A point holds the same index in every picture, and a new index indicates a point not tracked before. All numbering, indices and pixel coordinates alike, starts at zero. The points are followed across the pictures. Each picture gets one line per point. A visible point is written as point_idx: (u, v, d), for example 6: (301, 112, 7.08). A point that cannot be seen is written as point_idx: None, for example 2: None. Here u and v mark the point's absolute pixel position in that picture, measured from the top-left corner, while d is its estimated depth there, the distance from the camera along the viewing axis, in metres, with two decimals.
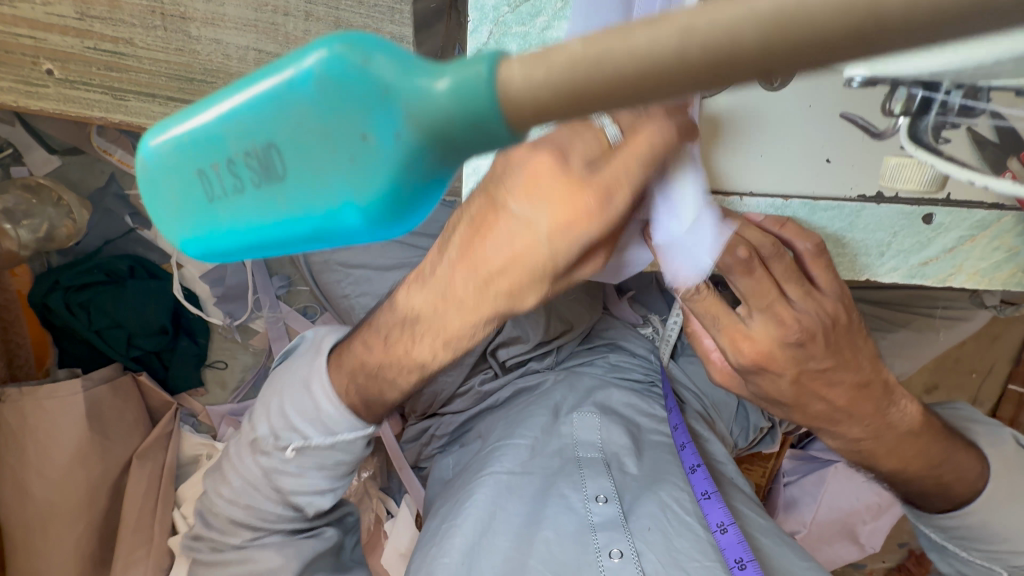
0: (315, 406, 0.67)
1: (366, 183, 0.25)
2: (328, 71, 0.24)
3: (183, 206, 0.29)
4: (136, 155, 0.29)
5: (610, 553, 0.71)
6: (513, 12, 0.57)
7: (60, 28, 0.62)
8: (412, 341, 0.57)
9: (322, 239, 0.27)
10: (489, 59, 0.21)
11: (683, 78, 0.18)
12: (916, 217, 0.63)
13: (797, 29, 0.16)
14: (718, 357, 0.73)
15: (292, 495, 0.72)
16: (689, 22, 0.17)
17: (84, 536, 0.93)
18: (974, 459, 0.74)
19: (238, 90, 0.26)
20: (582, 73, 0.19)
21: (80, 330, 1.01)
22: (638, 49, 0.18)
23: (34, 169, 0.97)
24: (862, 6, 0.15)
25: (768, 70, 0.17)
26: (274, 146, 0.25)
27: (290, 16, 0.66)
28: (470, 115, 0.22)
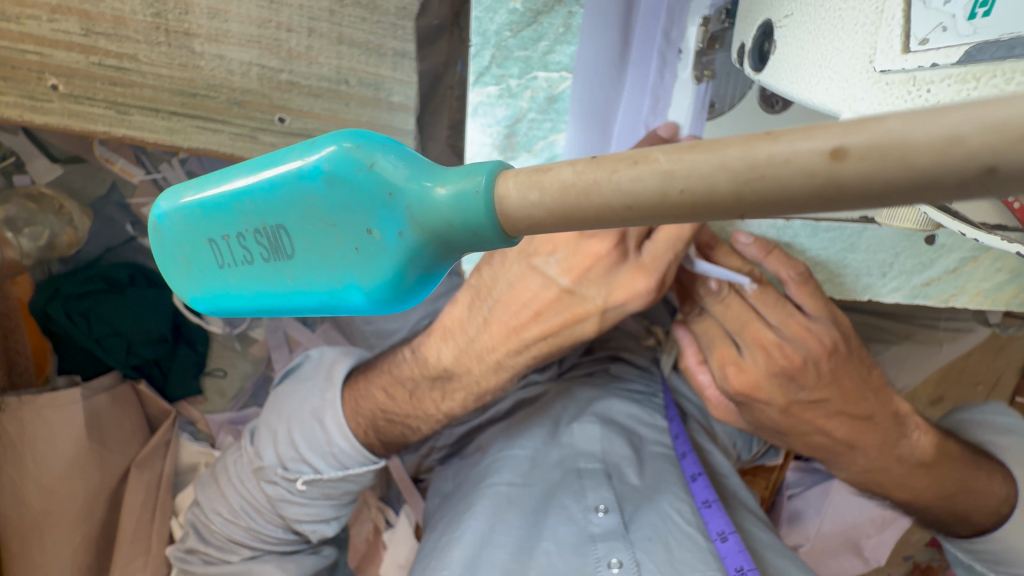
0: (327, 441, 0.73)
1: (369, 272, 0.26)
2: (336, 168, 0.26)
3: (193, 269, 0.31)
4: (150, 218, 0.31)
5: (609, 563, 0.71)
6: (515, 37, 0.57)
7: (65, 44, 0.62)
8: (450, 394, 0.69)
9: (326, 312, 0.29)
10: (486, 173, 0.23)
11: (662, 214, 0.19)
12: (917, 239, 0.63)
13: (764, 187, 0.17)
14: (712, 391, 0.73)
15: (297, 522, 0.77)
16: (669, 166, 0.18)
17: (82, 546, 0.93)
18: (998, 484, 0.73)
19: (251, 172, 0.28)
20: (574, 199, 0.20)
21: (80, 338, 1.02)
22: (624, 187, 0.19)
23: (37, 177, 0.97)
24: (823, 174, 0.16)
25: (744, 215, 0.18)
26: (284, 229, 0.27)
27: (294, 32, 0.66)
28: (469, 223, 0.23)
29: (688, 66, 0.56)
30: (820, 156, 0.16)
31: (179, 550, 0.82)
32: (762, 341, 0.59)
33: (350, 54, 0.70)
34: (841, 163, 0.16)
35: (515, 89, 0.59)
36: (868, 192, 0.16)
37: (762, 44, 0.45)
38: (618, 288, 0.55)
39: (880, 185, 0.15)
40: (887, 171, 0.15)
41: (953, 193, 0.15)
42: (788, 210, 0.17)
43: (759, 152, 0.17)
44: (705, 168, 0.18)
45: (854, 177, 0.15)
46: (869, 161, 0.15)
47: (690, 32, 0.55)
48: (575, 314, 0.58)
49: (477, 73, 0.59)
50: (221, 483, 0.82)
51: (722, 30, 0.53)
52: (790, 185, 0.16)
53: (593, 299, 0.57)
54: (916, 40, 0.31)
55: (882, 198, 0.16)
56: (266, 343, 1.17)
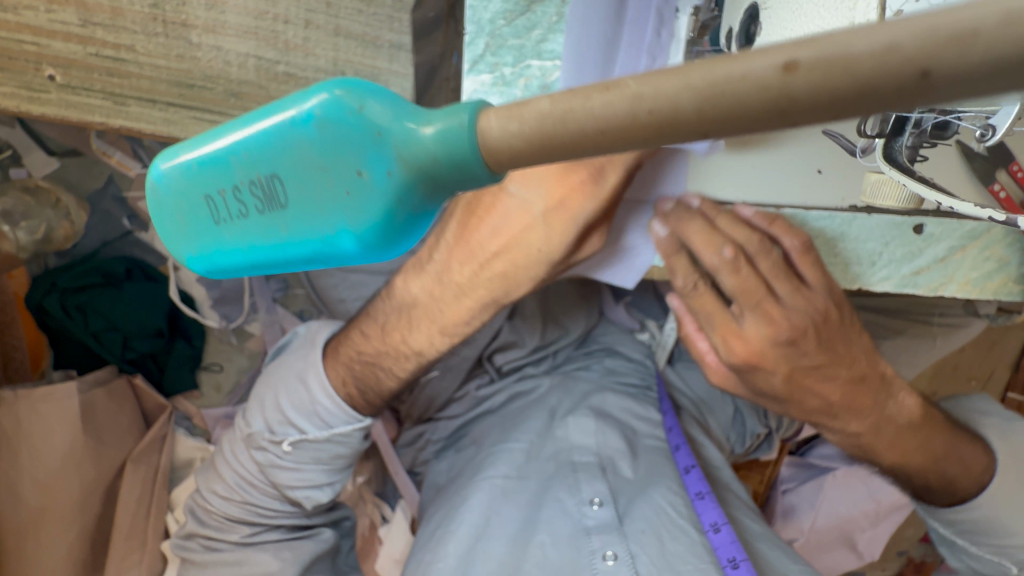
0: (312, 400, 0.74)
1: (360, 214, 0.27)
2: (327, 113, 0.26)
3: (190, 226, 0.31)
4: (148, 179, 0.32)
5: (604, 556, 0.72)
6: (509, 25, 0.58)
7: (63, 35, 0.62)
8: (416, 325, 0.69)
9: (320, 261, 0.29)
10: (470, 111, 0.24)
11: (633, 138, 0.20)
12: (906, 227, 0.64)
13: (725, 102, 0.18)
14: (712, 359, 0.73)
15: (290, 489, 0.77)
16: (639, 90, 0.19)
17: (77, 540, 0.93)
18: (980, 454, 0.75)
19: (245, 125, 0.28)
20: (551, 128, 0.21)
21: (76, 332, 1.02)
22: (597, 114, 0.20)
23: (34, 169, 0.98)
24: (777, 88, 0.17)
25: (707, 134, 0.19)
26: (277, 177, 0.28)
27: (290, 24, 0.67)
28: (456, 159, 0.24)
29: (679, 54, 0.58)
30: (774, 70, 0.17)
31: (178, 535, 0.81)
32: (768, 313, 0.60)
33: (347, 46, 0.70)
34: (792, 76, 0.16)
35: (509, 77, 0.60)
36: (818, 103, 0.17)
37: (749, 26, 0.46)
38: (561, 196, 0.56)
39: (828, 95, 0.16)
40: (834, 82, 0.16)
41: (894, 100, 0.16)
42: (746, 128, 0.18)
43: (719, 70, 0.17)
44: (671, 89, 0.18)
45: (803, 90, 0.16)
46: (817, 73, 0.16)
47: (682, 21, 0.57)
48: (524, 228, 0.58)
49: (471, 61, 0.59)
50: (217, 463, 0.82)
51: (712, 18, 0.56)
52: (748, 100, 0.17)
53: (536, 203, 0.57)
54: (892, 11, 0.32)
55: (831, 110, 0.17)
56: (262, 338, 1.17)
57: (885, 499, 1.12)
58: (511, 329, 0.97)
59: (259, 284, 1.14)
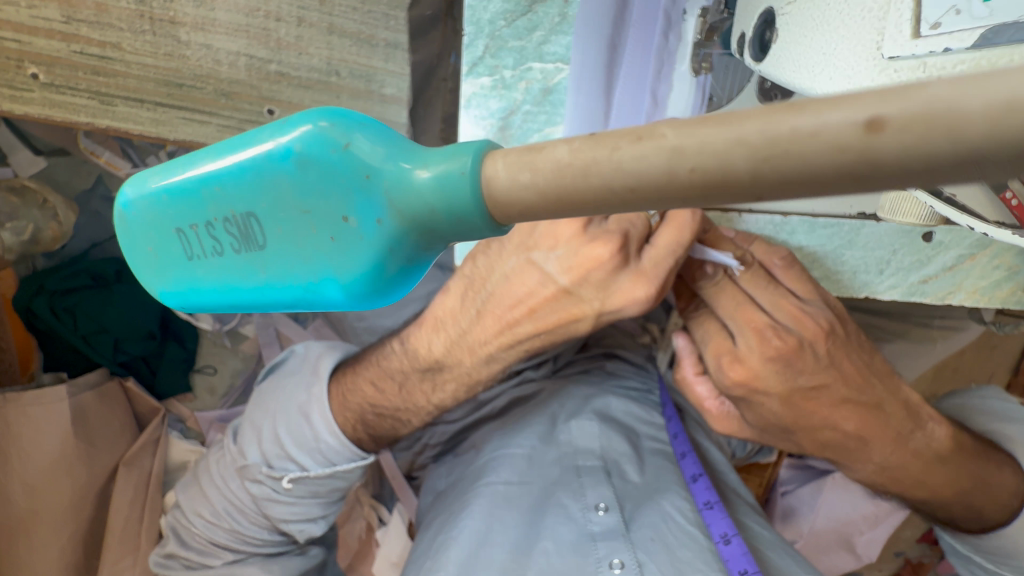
0: (314, 437, 0.72)
1: (347, 263, 0.25)
2: (309, 149, 0.25)
3: (161, 261, 0.30)
4: (113, 206, 0.30)
5: (610, 564, 0.70)
6: (510, 27, 0.56)
7: (45, 31, 0.60)
8: (441, 386, 0.67)
9: (301, 306, 0.28)
10: (472, 154, 0.22)
11: (671, 195, 0.18)
12: (915, 235, 0.63)
13: (787, 165, 0.16)
14: (712, 404, 0.69)
15: (284, 522, 0.76)
16: (678, 142, 0.17)
17: (69, 547, 0.90)
18: (1011, 479, 0.72)
19: (218, 156, 0.27)
20: (569, 182, 0.20)
21: (65, 335, 1.00)
22: (626, 167, 0.18)
23: (19, 169, 0.95)
24: (856, 148, 0.15)
25: (761, 195, 0.17)
26: (255, 216, 0.26)
27: (283, 21, 0.65)
28: (452, 208, 0.23)
29: (686, 58, 0.56)
30: (854, 128, 0.15)
31: (158, 556, 0.80)
32: (755, 323, 0.56)
33: (341, 45, 0.68)
34: (877, 135, 0.15)
35: (509, 81, 0.58)
36: (906, 165, 0.15)
37: (763, 32, 0.44)
38: (616, 295, 0.53)
39: (920, 159, 0.15)
40: (931, 142, 0.14)
41: (1001, 166, 0.14)
42: (813, 190, 0.17)
43: (782, 125, 0.16)
44: (721, 143, 0.17)
45: (889, 151, 0.15)
46: (909, 132, 0.14)
47: (688, 23, 0.55)
48: (571, 314, 0.55)
49: (470, 63, 0.57)
50: (203, 484, 0.80)
51: (721, 21, 0.54)
52: (818, 160, 0.16)
53: (589, 301, 0.54)
54: (928, 24, 0.30)
55: (921, 174, 0.15)
56: (256, 340, 1.15)
57: (884, 504, 1.10)
58: None
59: None
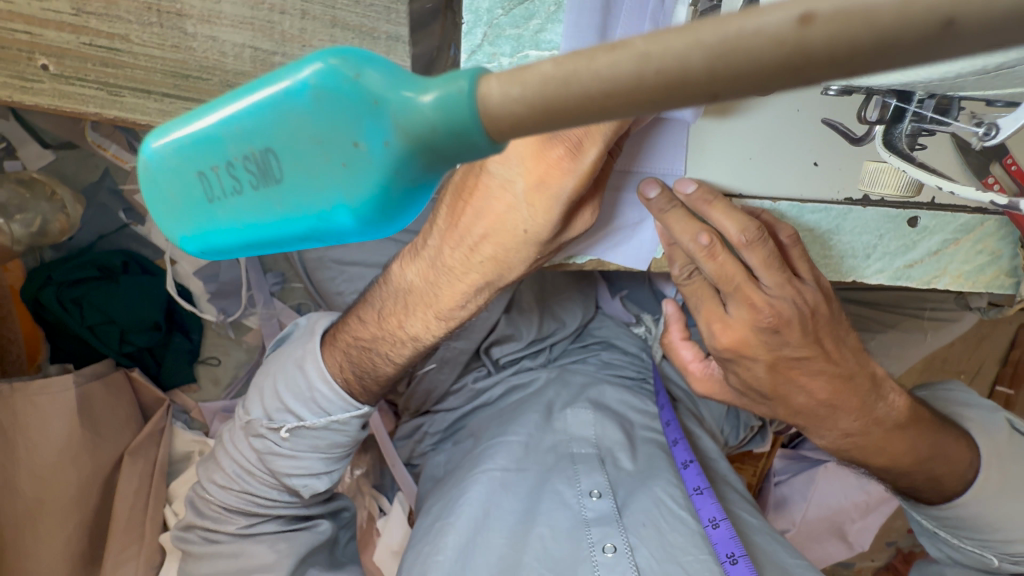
0: (308, 386, 0.74)
1: (357, 188, 0.27)
2: (322, 82, 0.27)
3: (184, 207, 0.32)
4: (137, 156, 0.32)
5: (603, 548, 0.72)
6: (507, 15, 0.58)
7: (56, 24, 0.62)
8: (412, 311, 0.68)
9: (317, 236, 0.30)
10: (469, 77, 0.23)
11: (636, 100, 0.19)
12: (900, 220, 0.64)
13: (736, 62, 0.18)
14: (696, 367, 0.74)
15: (287, 477, 0.77)
16: (646, 48, 0.19)
17: (75, 534, 0.92)
18: (965, 450, 0.75)
19: (238, 98, 0.28)
20: (553, 90, 0.20)
21: (73, 325, 1.02)
22: (603, 74, 0.20)
23: (28, 163, 0.97)
24: (790, 43, 0.17)
25: (716, 95, 0.19)
26: (272, 151, 0.28)
27: (287, 14, 0.67)
28: (454, 125, 0.24)
29: None
30: (790, 24, 0.17)
31: (179, 527, 0.82)
32: (752, 301, 0.58)
33: (343, 37, 0.70)
34: (808, 28, 0.17)
35: (507, 68, 0.59)
36: (834, 55, 0.17)
37: None
38: (531, 159, 0.52)
39: (845, 47, 0.17)
40: (851, 33, 0.16)
41: (906, 56, 0.17)
42: (759, 87, 0.18)
43: (730, 26, 0.17)
44: (679, 47, 0.18)
45: (818, 42, 0.17)
46: (834, 25, 0.16)
47: (679, 11, 0.58)
48: (497, 198, 0.56)
49: (470, 50, 0.60)
50: (217, 453, 0.82)
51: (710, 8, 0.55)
52: (762, 55, 0.17)
53: (513, 178, 0.54)
54: None
55: (846, 66, 0.17)
56: (260, 331, 1.17)
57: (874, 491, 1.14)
58: (508, 323, 0.97)
59: (257, 276, 1.13)
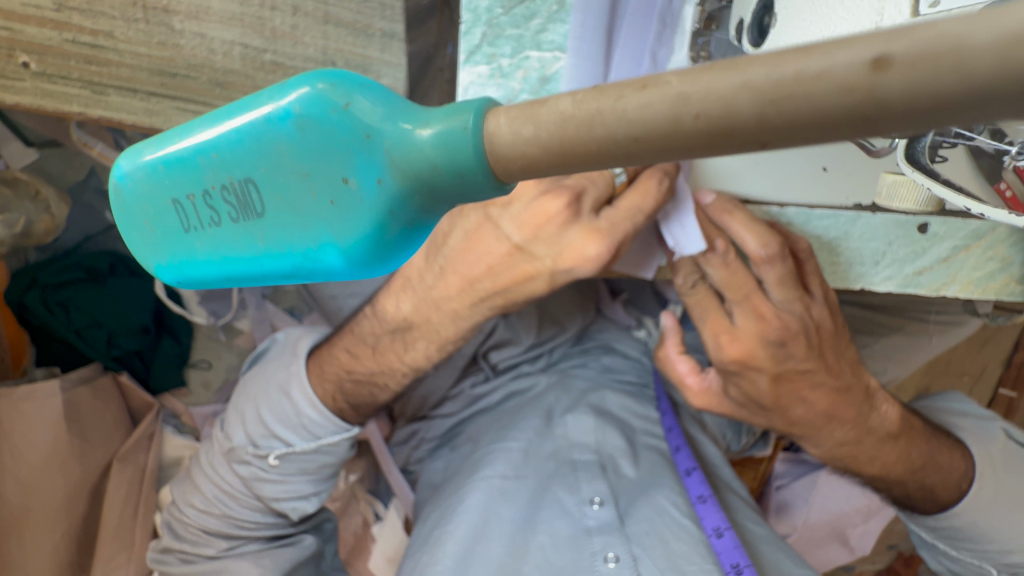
0: (297, 412, 0.73)
1: (347, 227, 0.25)
2: (307, 110, 0.25)
3: (159, 234, 0.31)
4: (110, 177, 0.31)
5: (605, 558, 0.71)
6: (507, 14, 0.56)
7: (37, 19, 0.58)
8: (412, 345, 0.68)
9: (300, 276, 0.28)
10: (475, 112, 0.23)
11: (675, 145, 0.19)
12: (910, 226, 0.63)
13: (793, 106, 0.16)
14: (693, 381, 0.71)
15: (275, 501, 0.76)
16: (683, 89, 0.18)
17: (63, 541, 0.89)
18: (958, 460, 0.74)
19: (216, 123, 0.27)
20: (573, 132, 0.20)
21: (58, 329, 0.99)
22: (632, 116, 0.19)
23: (11, 161, 0.93)
24: (863, 87, 0.15)
25: (766, 143, 0.18)
26: (252, 181, 0.27)
27: (278, 10, 0.64)
28: (456, 165, 0.23)
29: (684, 46, 0.56)
30: (861, 67, 0.15)
31: (154, 552, 0.79)
32: (760, 310, 0.58)
33: (336, 34, 0.68)
34: (882, 73, 0.15)
35: (507, 69, 0.57)
36: (913, 105, 0.15)
37: (762, 18, 0.44)
38: (567, 250, 0.55)
39: (927, 97, 0.14)
40: (936, 78, 0.14)
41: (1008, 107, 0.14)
42: (820, 135, 0.17)
43: (787, 67, 0.16)
44: (725, 88, 0.17)
45: (894, 89, 0.15)
46: (912, 70, 0.14)
47: (687, 11, 0.55)
48: (525, 272, 0.58)
49: (468, 51, 0.57)
50: (194, 476, 0.80)
51: (719, 9, 0.54)
52: (823, 101, 0.16)
53: (542, 260, 0.57)
54: (926, 2, 0.30)
55: (931, 116, 0.15)
56: (252, 334, 1.15)
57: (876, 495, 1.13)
58: (506, 327, 0.95)
59: None
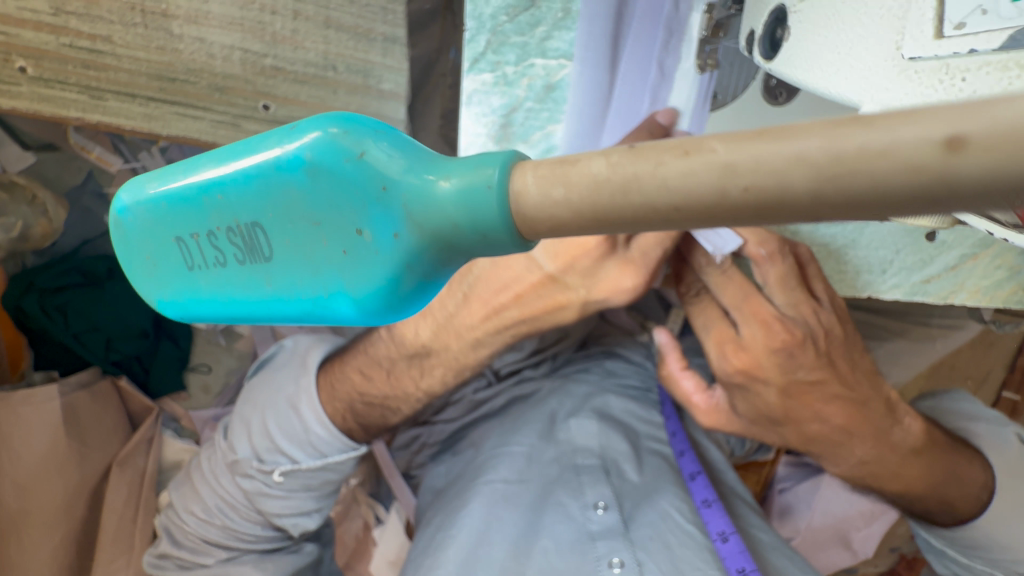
0: (303, 429, 0.72)
1: (360, 278, 0.25)
2: (319, 157, 0.24)
3: (161, 270, 0.30)
4: (110, 211, 0.30)
5: (610, 562, 0.69)
6: (512, 21, 0.54)
7: (34, 24, 0.57)
8: (429, 371, 0.68)
9: (309, 320, 0.27)
10: (499, 166, 0.22)
11: (719, 215, 0.18)
12: (918, 235, 0.61)
13: (854, 184, 0.15)
14: (698, 399, 0.71)
15: (278, 517, 0.75)
16: (729, 158, 0.17)
17: (63, 544, 0.88)
18: (979, 472, 0.73)
19: (223, 163, 0.27)
20: (605, 195, 0.19)
21: (56, 334, 0.98)
22: (671, 183, 0.18)
23: (7, 165, 0.90)
24: (935, 168, 0.14)
25: (819, 217, 0.17)
26: (262, 227, 0.26)
27: (278, 14, 0.63)
28: (475, 221, 0.22)
29: (692, 54, 0.54)
30: (932, 146, 0.14)
31: (150, 557, 0.78)
32: (761, 315, 0.57)
33: (337, 39, 0.67)
34: (957, 155, 0.14)
35: (511, 77, 0.57)
36: (988, 186, 0.14)
37: (774, 30, 0.43)
38: (602, 282, 0.56)
39: (1004, 179, 0.14)
40: (1014, 163, 0.13)
41: None
42: (880, 212, 0.16)
43: (849, 141, 0.15)
44: (778, 161, 0.16)
45: (970, 172, 0.14)
46: (991, 153, 0.14)
47: (694, 19, 0.53)
48: (557, 301, 0.59)
49: (471, 59, 0.56)
50: (195, 481, 0.79)
51: (728, 17, 0.50)
52: (888, 180, 0.15)
53: (576, 290, 0.57)
54: (952, 24, 0.29)
55: (1004, 196, 0.14)
56: (252, 338, 1.14)
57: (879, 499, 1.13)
58: None
59: None
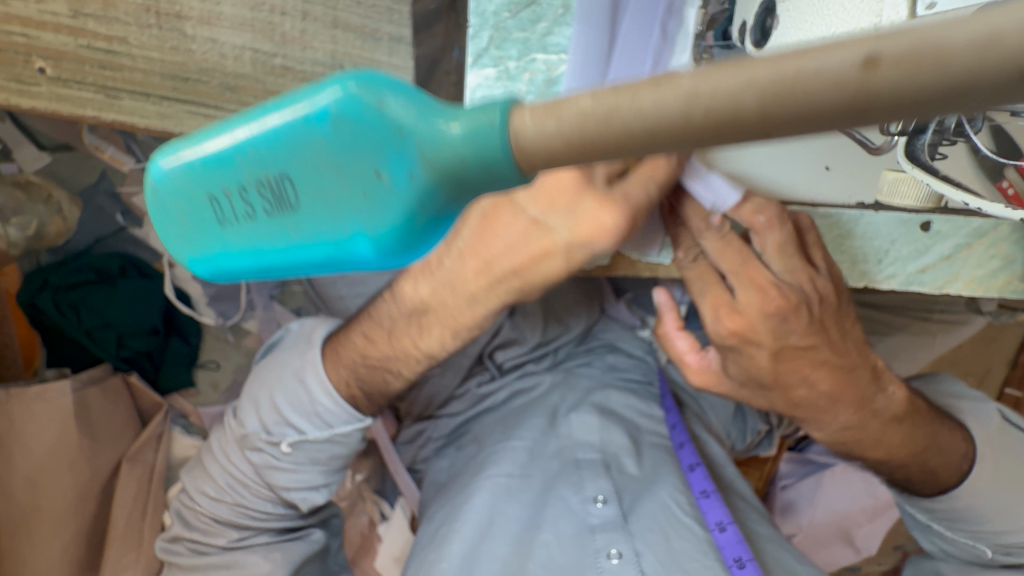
0: (310, 400, 0.74)
1: (378, 217, 0.27)
2: (342, 110, 0.26)
3: (192, 229, 0.32)
4: (146, 177, 0.32)
5: (608, 554, 0.71)
6: (513, 18, 0.57)
7: (53, 26, 0.60)
8: (428, 330, 0.68)
9: (333, 264, 0.30)
10: (501, 109, 0.23)
11: (685, 138, 0.20)
12: (913, 224, 0.63)
13: (793, 104, 0.18)
14: (692, 358, 0.71)
15: (287, 491, 0.77)
16: (693, 87, 0.19)
17: (72, 543, 0.90)
18: (960, 442, 0.74)
19: (250, 121, 0.28)
20: (593, 128, 0.21)
21: (69, 330, 1.00)
22: (648, 110, 0.20)
23: (24, 165, 0.94)
24: (855, 85, 0.17)
25: (769, 133, 0.19)
26: (288, 177, 0.28)
27: (287, 15, 0.65)
28: (483, 157, 0.24)
29: (687, 47, 0.57)
30: (854, 66, 0.16)
31: (162, 541, 0.80)
32: (758, 281, 0.58)
33: (345, 38, 0.69)
34: (874, 70, 0.16)
35: (513, 71, 0.59)
36: (901, 99, 0.16)
37: (764, 20, 0.45)
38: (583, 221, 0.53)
39: (912, 89, 0.16)
40: (921, 74, 0.16)
41: (982, 100, 0.16)
42: (817, 127, 0.18)
43: (788, 66, 0.17)
44: (734, 85, 0.18)
45: (885, 85, 0.16)
46: (901, 67, 0.16)
47: (689, 13, 0.57)
48: (541, 248, 0.56)
49: (474, 55, 0.58)
50: (205, 464, 0.81)
51: (721, 12, 0.56)
52: (819, 98, 0.17)
53: (560, 232, 0.55)
54: (925, 4, 0.31)
55: (913, 107, 0.17)
56: (259, 335, 1.16)
57: (881, 494, 1.14)
58: (512, 326, 0.95)
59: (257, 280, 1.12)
